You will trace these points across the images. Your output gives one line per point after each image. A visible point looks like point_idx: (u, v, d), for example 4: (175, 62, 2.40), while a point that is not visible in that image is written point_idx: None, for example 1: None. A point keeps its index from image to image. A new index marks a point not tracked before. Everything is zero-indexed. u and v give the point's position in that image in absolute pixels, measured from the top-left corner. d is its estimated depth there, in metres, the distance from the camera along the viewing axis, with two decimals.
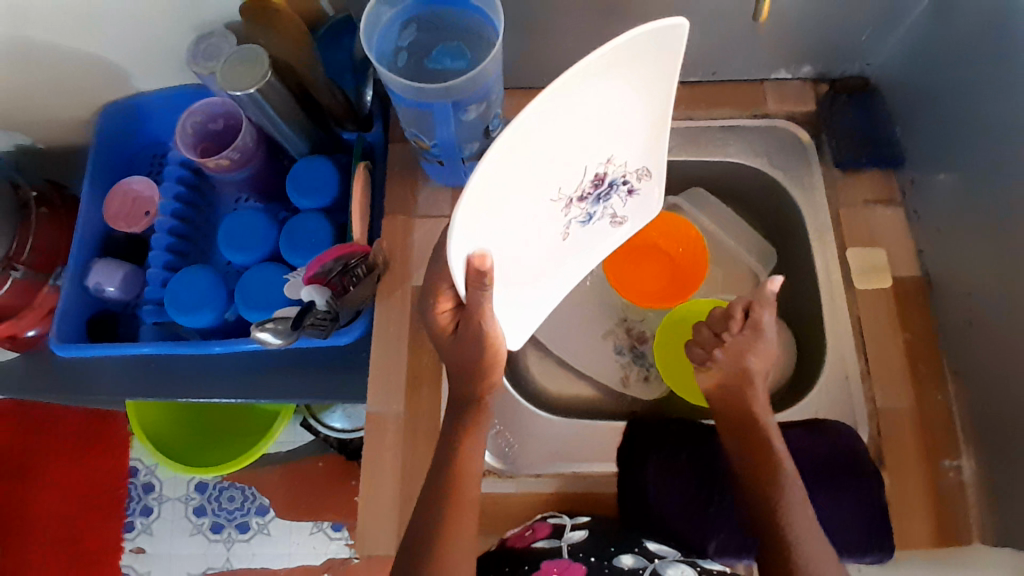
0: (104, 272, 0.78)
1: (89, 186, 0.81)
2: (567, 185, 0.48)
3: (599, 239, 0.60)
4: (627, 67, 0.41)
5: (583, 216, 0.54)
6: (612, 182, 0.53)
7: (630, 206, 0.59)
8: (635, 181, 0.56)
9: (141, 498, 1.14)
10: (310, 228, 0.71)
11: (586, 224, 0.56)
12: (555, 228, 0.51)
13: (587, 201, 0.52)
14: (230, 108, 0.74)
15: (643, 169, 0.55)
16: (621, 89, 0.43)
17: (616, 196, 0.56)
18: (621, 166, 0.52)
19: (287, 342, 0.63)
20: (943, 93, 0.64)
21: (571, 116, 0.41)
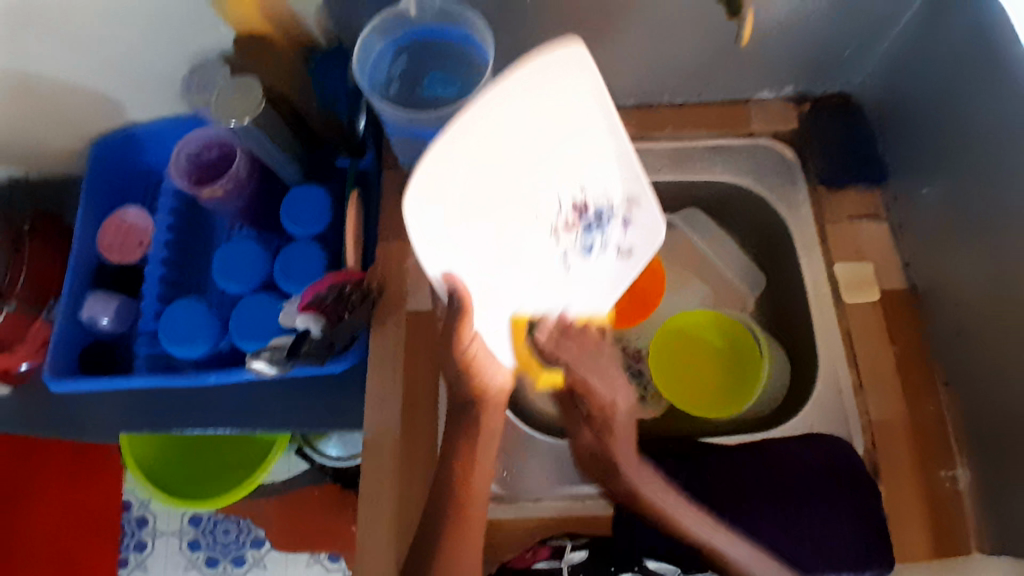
0: (98, 303, 0.78)
1: (84, 217, 0.82)
2: (543, 217, 0.45)
3: (613, 280, 0.57)
4: (557, 73, 0.39)
5: (581, 247, 0.50)
6: (598, 211, 0.50)
7: (633, 236, 0.54)
8: (625, 211, 0.52)
9: (136, 533, 1.15)
10: (305, 255, 0.71)
11: (587, 257, 0.52)
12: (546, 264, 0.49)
13: (578, 229, 0.49)
14: (224, 139, 0.75)
15: (630, 196, 0.51)
16: (559, 99, 0.41)
17: (608, 229, 0.52)
18: (601, 193, 0.49)
19: (282, 370, 0.65)
20: (923, 108, 0.65)
21: (507, 139, 0.39)
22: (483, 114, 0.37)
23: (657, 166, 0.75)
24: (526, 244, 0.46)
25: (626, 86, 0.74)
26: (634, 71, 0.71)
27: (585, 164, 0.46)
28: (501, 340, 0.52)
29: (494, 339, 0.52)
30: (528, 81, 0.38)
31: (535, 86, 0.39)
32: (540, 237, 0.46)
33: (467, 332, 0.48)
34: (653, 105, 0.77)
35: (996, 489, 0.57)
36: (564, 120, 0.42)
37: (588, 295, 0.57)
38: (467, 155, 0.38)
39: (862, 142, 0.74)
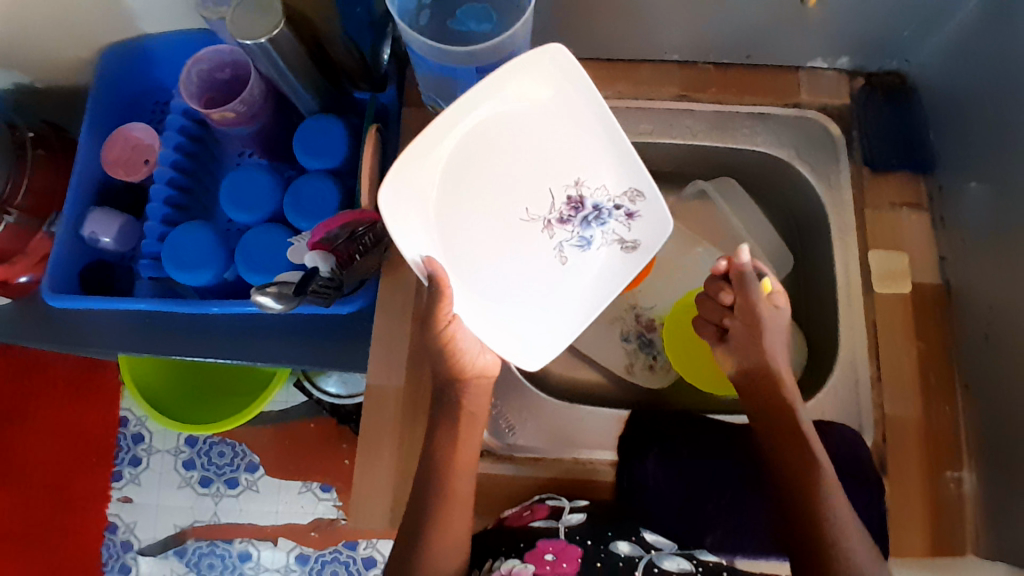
0: (101, 221, 0.76)
1: (88, 130, 0.78)
2: (535, 207, 0.57)
3: (613, 269, 0.61)
4: (537, 80, 0.51)
5: (577, 240, 0.59)
6: (597, 207, 0.58)
7: (639, 230, 0.59)
8: (630, 203, 0.57)
9: (131, 448, 1.14)
10: (317, 190, 0.68)
11: (586, 249, 0.60)
12: (543, 251, 0.59)
13: (573, 223, 0.59)
14: (238, 58, 0.70)
15: (633, 190, 0.56)
16: (540, 101, 0.52)
17: (612, 221, 0.58)
18: (598, 189, 0.57)
19: (288, 308, 0.60)
20: (983, 99, 0.61)
21: (500, 137, 0.53)
22: (480, 120, 0.52)
23: (694, 131, 0.70)
24: (522, 233, 0.58)
25: (672, 42, 0.69)
26: (683, 28, 0.66)
27: (577, 157, 0.55)
28: (492, 312, 0.59)
29: (479, 307, 0.59)
30: (513, 95, 0.51)
31: (515, 94, 0.51)
32: (534, 224, 0.58)
33: (444, 311, 0.56)
34: (698, 65, 0.72)
35: (1000, 496, 0.56)
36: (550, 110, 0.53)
37: (587, 285, 0.61)
38: (466, 154, 0.53)
39: (912, 125, 0.70)
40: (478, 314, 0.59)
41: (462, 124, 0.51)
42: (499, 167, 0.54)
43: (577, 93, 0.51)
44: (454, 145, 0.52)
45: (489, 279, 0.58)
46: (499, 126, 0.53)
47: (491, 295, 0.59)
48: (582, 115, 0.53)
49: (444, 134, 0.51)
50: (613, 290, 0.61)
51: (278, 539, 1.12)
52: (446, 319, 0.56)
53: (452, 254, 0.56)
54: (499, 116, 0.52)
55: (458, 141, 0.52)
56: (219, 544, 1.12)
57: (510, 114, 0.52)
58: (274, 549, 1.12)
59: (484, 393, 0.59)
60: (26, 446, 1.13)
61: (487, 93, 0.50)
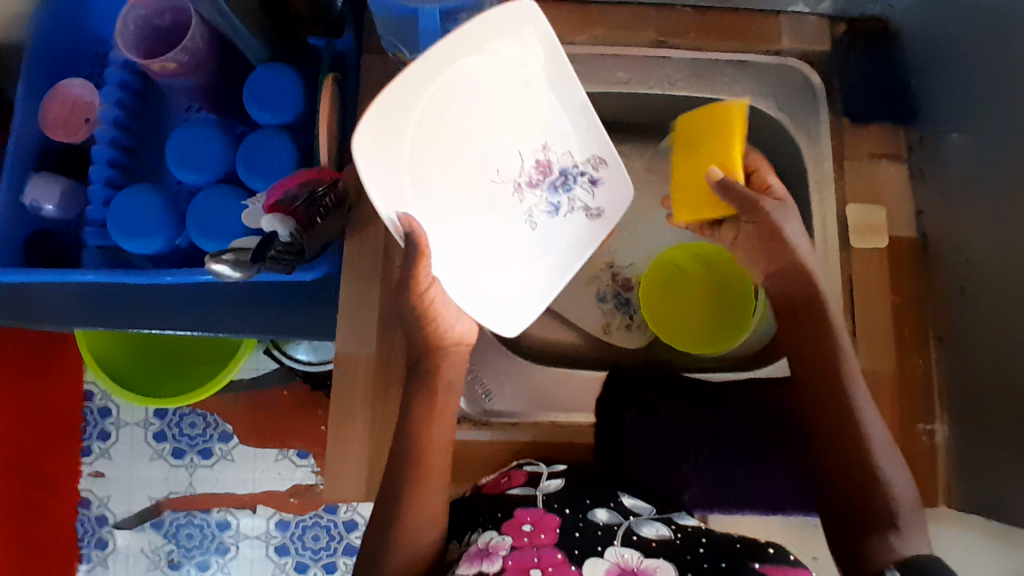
0: (42, 188, 0.70)
1: (23, 87, 0.71)
2: (506, 168, 0.55)
3: (580, 237, 0.60)
4: (504, 36, 0.50)
5: (546, 206, 0.58)
6: (564, 172, 0.57)
7: (602, 198, 0.59)
8: (593, 170, 0.58)
9: (98, 422, 1.12)
10: (271, 147, 0.63)
11: (554, 216, 0.58)
12: (512, 217, 0.57)
13: (541, 189, 0.57)
14: (177, 1, 0.64)
15: (595, 157, 0.57)
16: (507, 59, 0.51)
17: (576, 187, 0.58)
18: (564, 154, 0.57)
19: (247, 275, 0.57)
20: (970, 42, 0.59)
21: (466, 97, 0.51)
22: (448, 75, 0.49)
23: (671, 80, 0.67)
24: (492, 197, 0.56)
25: None
26: None
27: (544, 120, 0.55)
28: (464, 281, 0.56)
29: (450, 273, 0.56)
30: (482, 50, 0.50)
31: (483, 51, 0.50)
32: (504, 187, 0.56)
33: (423, 274, 0.53)
34: (675, 9, 0.68)
35: (970, 445, 0.57)
36: (517, 70, 0.52)
37: (557, 255, 0.59)
38: (436, 111, 0.50)
39: (893, 73, 0.68)
40: (451, 281, 0.56)
41: (429, 81, 0.49)
42: (467, 125, 0.52)
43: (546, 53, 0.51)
44: (425, 99, 0.49)
45: (459, 243, 0.56)
46: (466, 85, 0.51)
47: (461, 264, 0.56)
48: (547, 77, 0.53)
49: (415, 86, 0.48)
50: (580, 258, 0.60)
51: (257, 507, 1.11)
52: (425, 283, 0.54)
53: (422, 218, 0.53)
54: (467, 73, 0.50)
55: (429, 96, 0.49)
56: (197, 514, 1.10)
57: (477, 71, 0.51)
58: (253, 517, 1.11)
59: (459, 362, 0.59)
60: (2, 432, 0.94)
61: (456, 49, 0.48)
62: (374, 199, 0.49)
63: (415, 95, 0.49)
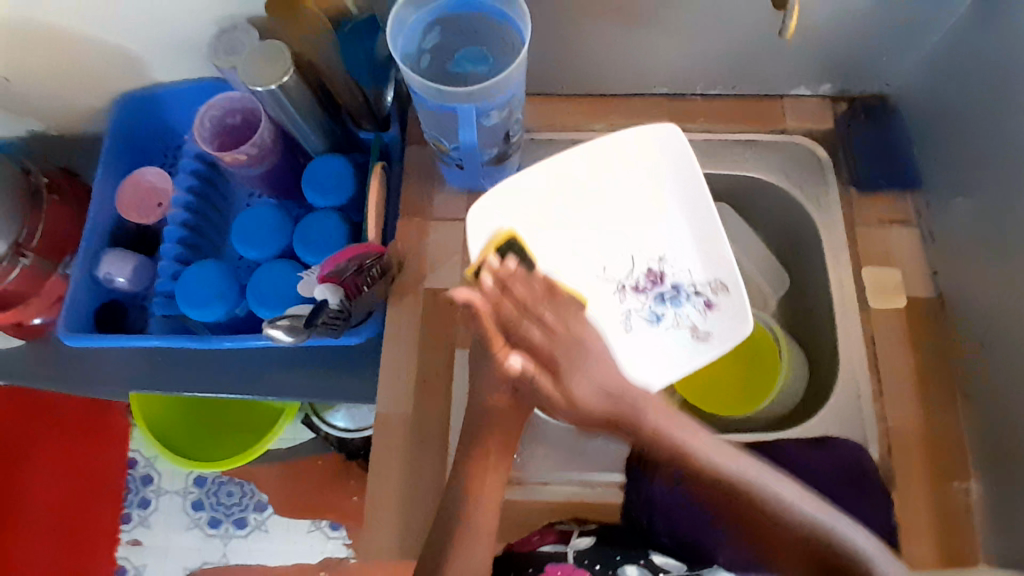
0: (116, 262, 0.78)
1: (105, 175, 0.82)
2: (615, 270, 0.68)
3: (680, 349, 0.65)
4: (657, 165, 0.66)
5: (648, 313, 0.67)
6: (676, 287, 0.66)
7: (714, 322, 0.64)
8: (710, 294, 0.65)
9: (139, 490, 1.15)
10: (323, 225, 0.71)
11: (656, 325, 0.66)
12: (612, 311, 0.67)
13: (646, 295, 0.67)
14: (248, 103, 0.74)
15: (716, 282, 0.65)
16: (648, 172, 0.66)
17: (689, 305, 0.66)
18: (682, 272, 0.66)
19: (299, 340, 0.63)
20: (961, 114, 0.64)
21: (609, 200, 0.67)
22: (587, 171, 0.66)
23: None
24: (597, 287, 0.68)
25: (661, 74, 0.73)
26: (669, 62, 0.71)
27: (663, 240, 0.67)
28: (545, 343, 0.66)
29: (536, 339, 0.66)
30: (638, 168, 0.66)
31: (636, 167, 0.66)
32: (611, 284, 0.68)
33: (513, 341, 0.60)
34: (686, 96, 0.75)
35: (1006, 504, 0.56)
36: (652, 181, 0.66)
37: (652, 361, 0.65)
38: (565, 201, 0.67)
39: (896, 145, 0.73)
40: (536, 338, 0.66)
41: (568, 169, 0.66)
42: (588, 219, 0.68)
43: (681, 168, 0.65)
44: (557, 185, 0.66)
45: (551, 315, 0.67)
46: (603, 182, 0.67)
47: None
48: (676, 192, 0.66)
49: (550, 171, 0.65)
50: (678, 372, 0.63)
51: None
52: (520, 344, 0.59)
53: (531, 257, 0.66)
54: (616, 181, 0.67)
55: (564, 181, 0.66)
56: None
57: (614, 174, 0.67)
58: None
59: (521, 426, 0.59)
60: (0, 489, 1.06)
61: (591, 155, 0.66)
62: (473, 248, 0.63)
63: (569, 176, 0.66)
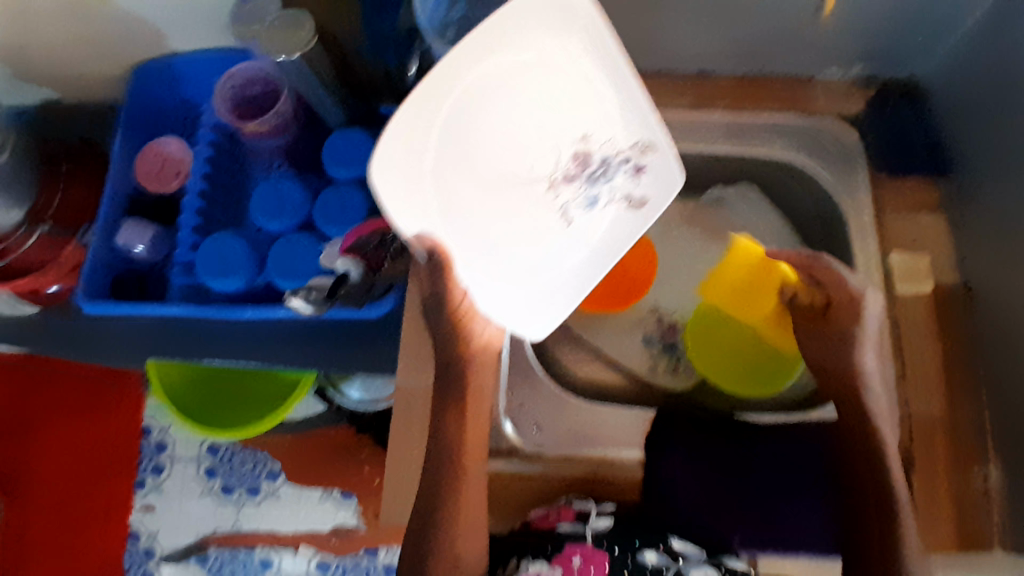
0: (133, 231, 0.78)
1: (123, 146, 0.81)
2: (540, 166, 0.51)
3: (621, 225, 0.60)
4: (541, 31, 0.47)
5: (582, 200, 0.56)
6: (604, 161, 0.54)
7: (646, 185, 0.58)
8: (638, 157, 0.55)
9: (153, 456, 1.16)
10: (345, 199, 0.70)
11: (591, 208, 0.57)
12: (549, 215, 0.55)
13: (578, 181, 0.54)
14: (270, 72, 0.72)
15: (643, 142, 0.54)
16: (543, 42, 0.47)
17: (619, 175, 0.56)
18: (607, 143, 0.53)
19: (320, 311, 0.65)
20: (998, 98, 0.62)
21: (501, 91, 0.47)
22: (475, 73, 0.45)
23: (711, 136, 0.72)
24: (528, 198, 0.52)
25: (687, 50, 0.71)
26: (698, 36, 0.69)
27: (581, 109, 0.51)
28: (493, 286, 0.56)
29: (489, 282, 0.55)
30: (515, 44, 0.46)
31: (517, 40, 0.46)
32: (538, 186, 0.52)
33: (455, 289, 0.56)
34: (712, 73, 0.73)
35: None
36: (546, 51, 0.48)
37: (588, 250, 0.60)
38: (458, 117, 0.47)
39: (925, 128, 0.71)
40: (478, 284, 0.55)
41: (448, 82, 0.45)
42: (499, 120, 0.48)
43: (577, 28, 0.47)
44: (444, 107, 0.46)
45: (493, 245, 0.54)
46: (499, 75, 0.46)
47: (490, 261, 0.54)
48: (585, 61, 0.49)
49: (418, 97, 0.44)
50: (623, 246, 0.60)
51: (299, 546, 1.13)
52: (461, 294, 0.56)
53: (453, 233, 0.51)
54: (494, 71, 0.46)
55: (444, 101, 0.45)
56: (242, 551, 1.13)
57: (502, 58, 0.46)
58: (295, 556, 1.13)
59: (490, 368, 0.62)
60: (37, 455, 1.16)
61: (466, 49, 0.44)
62: (398, 223, 0.47)
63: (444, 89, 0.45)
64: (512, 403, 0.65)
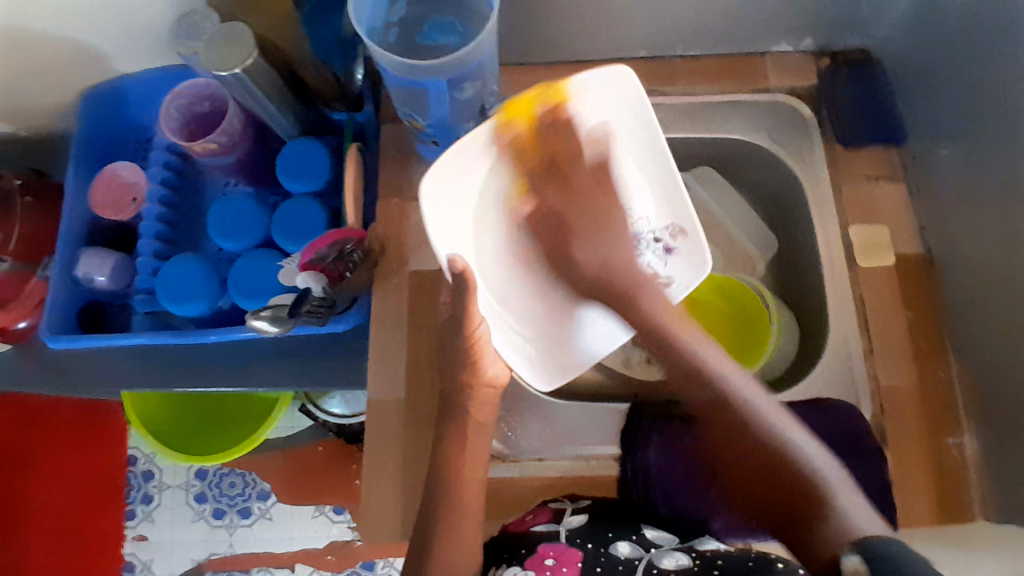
0: (94, 261, 0.76)
1: (76, 175, 0.79)
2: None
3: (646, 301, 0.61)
4: (596, 119, 0.55)
5: (607, 266, 0.61)
6: (634, 235, 0.60)
7: (673, 266, 0.60)
8: (670, 238, 0.59)
9: (141, 486, 1.15)
10: (303, 213, 0.69)
11: (617, 277, 0.61)
12: (573, 271, 0.60)
13: (609, 249, 0.60)
14: (215, 90, 0.71)
15: (675, 226, 0.59)
16: (590, 134, 0.56)
17: (649, 252, 0.60)
18: (637, 220, 0.60)
19: (284, 330, 0.63)
20: (947, 62, 0.62)
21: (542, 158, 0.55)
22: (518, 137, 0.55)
23: (668, 124, 0.72)
24: None
25: (639, 38, 0.71)
26: (647, 23, 0.69)
27: (621, 189, 0.59)
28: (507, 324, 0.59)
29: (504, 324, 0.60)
30: (571, 125, 0.56)
31: (572, 124, 0.55)
32: (570, 243, 0.59)
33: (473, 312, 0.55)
34: (666, 59, 0.73)
35: (997, 454, 0.56)
36: (593, 137, 0.57)
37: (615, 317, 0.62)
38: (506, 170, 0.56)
39: (880, 99, 0.71)
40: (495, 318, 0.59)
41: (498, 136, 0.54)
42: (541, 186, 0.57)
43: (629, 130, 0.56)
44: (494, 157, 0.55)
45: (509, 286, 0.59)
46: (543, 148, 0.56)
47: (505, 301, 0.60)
48: (631, 154, 0.57)
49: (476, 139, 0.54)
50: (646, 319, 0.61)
51: (295, 565, 1.12)
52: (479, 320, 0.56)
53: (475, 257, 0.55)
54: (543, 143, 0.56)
55: (494, 155, 0.55)
56: None
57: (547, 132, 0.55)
58: None
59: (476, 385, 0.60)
60: (22, 496, 1.14)
61: (518, 119, 0.54)
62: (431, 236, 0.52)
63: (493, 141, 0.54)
64: None
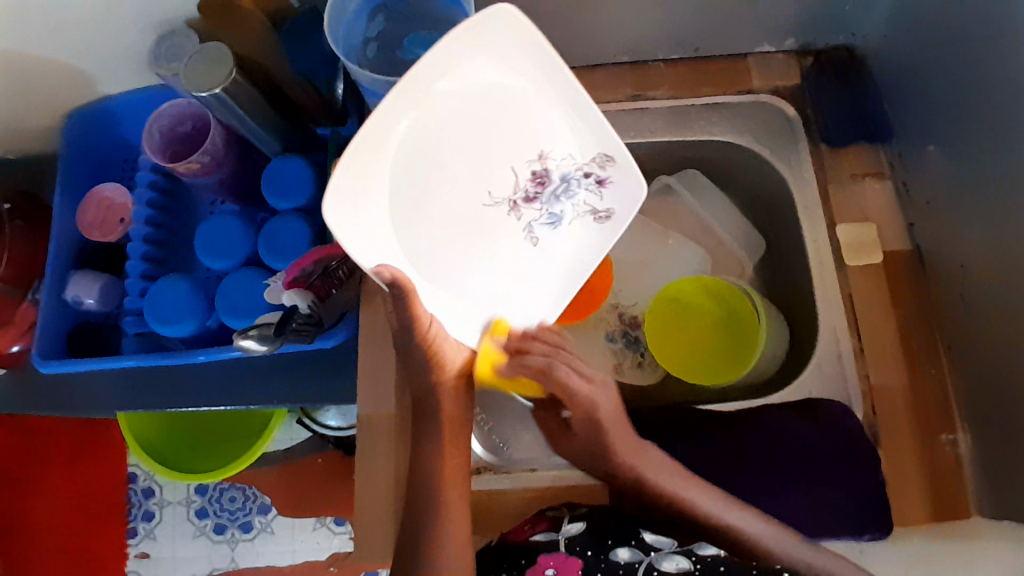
0: (81, 284, 0.76)
1: (63, 197, 0.79)
2: (497, 189, 0.52)
3: (591, 237, 0.59)
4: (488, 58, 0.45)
5: (547, 218, 0.56)
6: (564, 178, 0.54)
7: (611, 199, 0.56)
8: (600, 170, 0.54)
9: (142, 503, 1.14)
10: (288, 230, 0.69)
11: (557, 226, 0.58)
12: (512, 235, 0.56)
13: (540, 200, 0.55)
14: (196, 109, 0.71)
15: (602, 155, 0.52)
16: (495, 74, 0.47)
17: (582, 190, 0.55)
18: (565, 160, 0.53)
19: (273, 348, 0.62)
20: (929, 58, 0.62)
21: (459, 128, 0.47)
22: (417, 112, 0.46)
23: (653, 128, 0.72)
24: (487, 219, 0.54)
25: (621, 43, 0.71)
26: (628, 29, 0.68)
27: (537, 129, 0.50)
28: (461, 304, 0.58)
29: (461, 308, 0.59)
30: (466, 70, 0.45)
31: (468, 73, 0.46)
32: (500, 207, 0.54)
33: (420, 313, 0.55)
34: (647, 63, 0.73)
35: (992, 453, 0.56)
36: (498, 79, 0.47)
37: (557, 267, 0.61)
38: (410, 150, 0.47)
39: (865, 97, 0.71)
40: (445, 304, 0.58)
41: (387, 119, 0.45)
42: (454, 151, 0.48)
43: (535, 59, 0.46)
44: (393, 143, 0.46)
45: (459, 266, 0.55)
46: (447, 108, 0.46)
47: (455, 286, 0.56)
48: (543, 88, 0.48)
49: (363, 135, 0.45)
50: (590, 263, 0.60)
51: None
52: (427, 320, 0.56)
53: (421, 256, 0.53)
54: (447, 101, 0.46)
55: (390, 143, 0.46)
56: None
57: (449, 87, 0.46)
58: None
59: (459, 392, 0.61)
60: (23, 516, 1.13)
61: (407, 93, 0.44)
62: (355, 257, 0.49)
63: (391, 139, 0.46)
64: (478, 419, 0.66)
